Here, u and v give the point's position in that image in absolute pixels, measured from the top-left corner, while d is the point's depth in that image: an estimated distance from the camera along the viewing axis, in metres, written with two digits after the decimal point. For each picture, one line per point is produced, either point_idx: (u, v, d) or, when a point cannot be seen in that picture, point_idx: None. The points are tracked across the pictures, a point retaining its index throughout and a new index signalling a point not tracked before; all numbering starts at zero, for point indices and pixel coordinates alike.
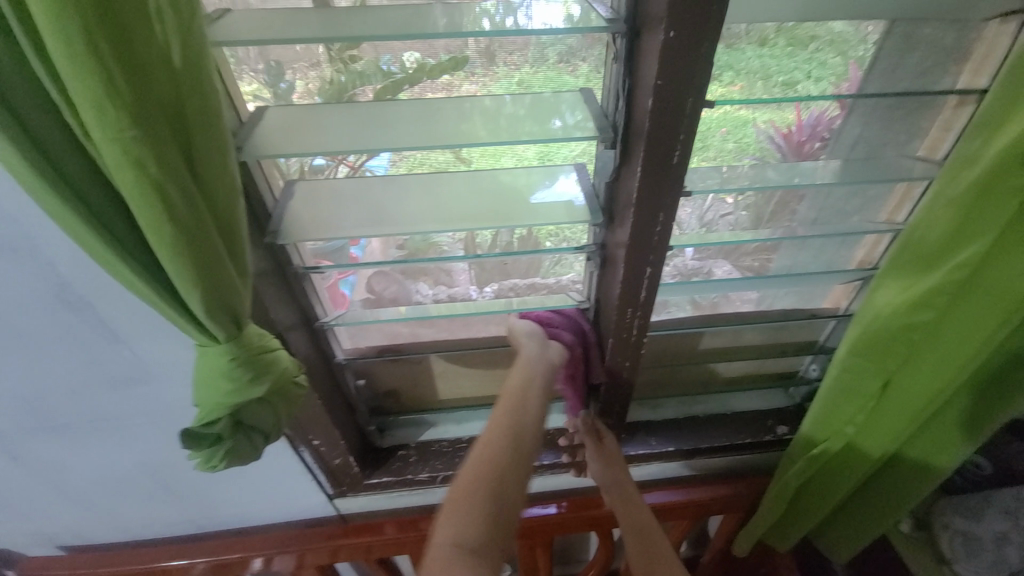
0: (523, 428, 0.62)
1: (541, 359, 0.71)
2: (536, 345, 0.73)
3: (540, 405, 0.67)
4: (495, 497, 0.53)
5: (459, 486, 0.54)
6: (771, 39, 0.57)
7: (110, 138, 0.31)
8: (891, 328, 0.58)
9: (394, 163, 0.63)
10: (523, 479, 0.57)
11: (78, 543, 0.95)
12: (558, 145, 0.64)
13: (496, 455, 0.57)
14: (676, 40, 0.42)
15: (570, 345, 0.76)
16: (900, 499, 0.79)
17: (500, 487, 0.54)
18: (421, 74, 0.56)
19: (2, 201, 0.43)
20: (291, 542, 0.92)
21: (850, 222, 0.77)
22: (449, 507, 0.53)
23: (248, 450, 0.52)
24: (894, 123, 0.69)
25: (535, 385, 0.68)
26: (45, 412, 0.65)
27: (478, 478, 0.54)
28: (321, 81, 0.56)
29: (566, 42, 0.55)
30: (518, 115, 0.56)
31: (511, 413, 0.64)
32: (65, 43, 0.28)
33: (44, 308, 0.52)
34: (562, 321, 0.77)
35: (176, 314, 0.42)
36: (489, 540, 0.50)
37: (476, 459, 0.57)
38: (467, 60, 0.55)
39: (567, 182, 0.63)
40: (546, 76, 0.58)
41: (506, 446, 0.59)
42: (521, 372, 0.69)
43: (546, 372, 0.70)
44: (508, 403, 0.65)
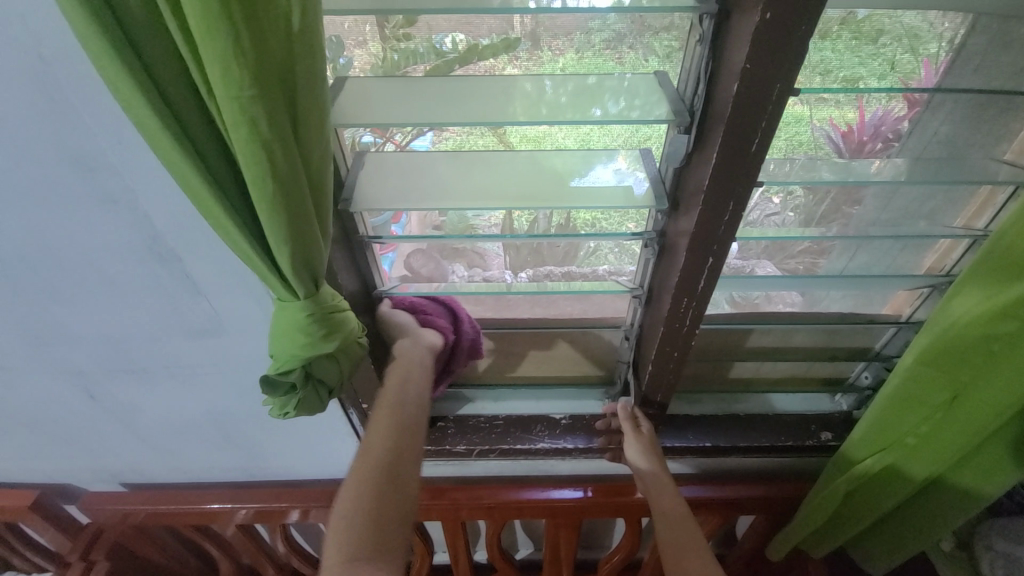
0: (404, 424, 0.68)
1: (420, 349, 0.75)
2: (410, 337, 0.76)
3: (420, 397, 0.72)
4: (385, 496, 0.62)
5: (348, 496, 0.61)
6: (833, 33, 0.55)
7: (231, 96, 0.34)
8: (967, 338, 0.56)
9: (435, 143, 0.66)
10: (410, 470, 0.65)
11: (138, 481, 1.03)
12: (600, 133, 0.65)
13: (379, 460, 0.64)
14: (772, 22, 0.41)
15: (444, 330, 0.78)
16: (948, 517, 0.76)
17: (387, 486, 0.62)
18: (470, 55, 0.58)
19: (113, 154, 0.47)
20: (332, 497, 0.97)
21: (919, 225, 0.73)
22: (341, 517, 0.60)
23: (315, 403, 0.55)
24: (982, 124, 0.65)
25: (415, 376, 0.73)
26: (125, 355, 0.70)
27: (365, 484, 0.62)
28: (371, 59, 0.58)
29: (613, 27, 0.54)
30: (559, 102, 0.55)
31: (392, 412, 0.69)
32: (202, 4, 0.30)
33: (137, 258, 0.56)
34: (435, 308, 0.79)
35: (265, 268, 0.45)
36: (380, 537, 0.59)
37: (363, 467, 0.63)
38: (517, 42, 0.56)
39: (604, 172, 0.63)
40: (592, 62, 0.57)
41: (389, 445, 0.66)
42: (399, 370, 0.73)
43: (425, 359, 0.75)
44: (388, 403, 0.70)
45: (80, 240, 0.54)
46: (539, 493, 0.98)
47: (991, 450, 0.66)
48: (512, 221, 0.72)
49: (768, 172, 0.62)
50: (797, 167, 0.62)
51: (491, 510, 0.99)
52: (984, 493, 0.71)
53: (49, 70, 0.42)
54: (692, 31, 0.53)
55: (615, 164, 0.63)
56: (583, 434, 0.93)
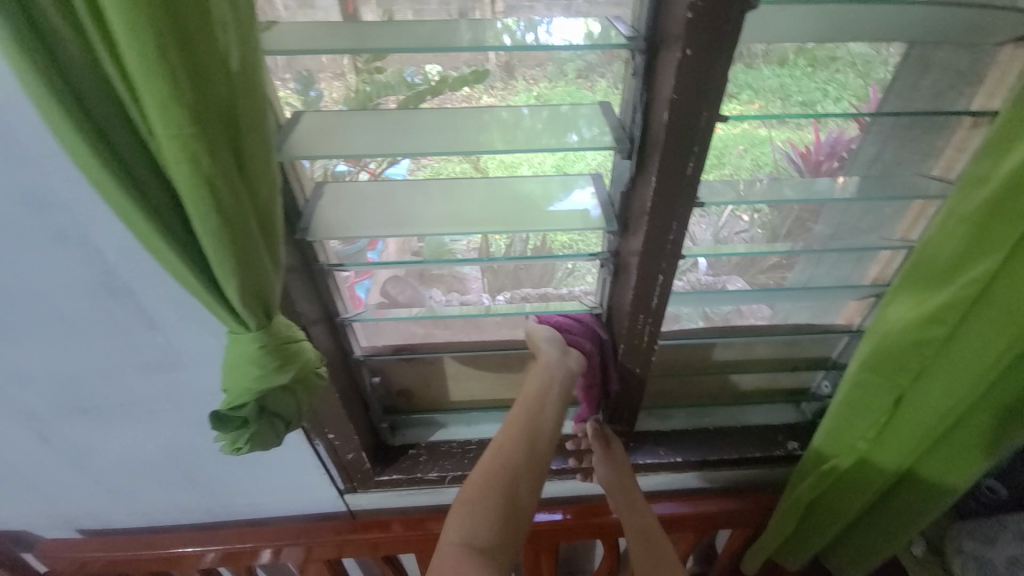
0: (537, 432, 0.68)
1: (563, 367, 0.75)
2: (558, 352, 0.76)
3: (554, 413, 0.72)
4: (509, 496, 0.59)
5: (474, 484, 0.60)
6: (790, 60, 0.59)
7: (171, 134, 0.35)
8: (903, 343, 0.59)
9: (412, 171, 0.68)
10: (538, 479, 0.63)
11: (95, 527, 0.98)
12: (574, 158, 0.68)
13: (509, 458, 0.63)
14: (693, 56, 0.44)
15: (590, 353, 0.79)
16: (912, 520, 0.78)
17: (513, 485, 0.60)
18: (443, 86, 0.60)
19: (64, 191, 0.47)
20: (301, 534, 0.94)
21: (865, 238, 0.77)
22: (463, 500, 0.58)
23: (271, 436, 0.54)
24: (909, 141, 0.70)
25: (553, 391, 0.74)
26: (78, 393, 0.68)
27: (492, 475, 0.61)
28: (346, 91, 0.60)
29: (586, 58, 0.58)
30: (536, 128, 0.58)
31: (527, 419, 0.70)
32: (138, 48, 0.32)
33: (89, 293, 0.56)
34: (581, 329, 0.80)
35: (214, 301, 0.45)
36: (498, 534, 0.55)
37: (492, 460, 0.63)
38: (488, 74, 0.59)
39: (583, 194, 0.66)
40: (566, 90, 0.61)
41: (521, 446, 0.65)
42: (536, 383, 0.74)
43: (564, 380, 0.75)
44: (526, 409, 0.72)
45: (29, 276, 0.54)
46: None
47: (942, 450, 0.69)
48: (489, 244, 0.74)
49: (739, 191, 0.65)
50: (740, 187, 0.65)
51: None
52: (941, 493, 0.73)
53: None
54: (627, 65, 0.56)
55: (591, 188, 0.66)
56: (557, 455, 0.94)
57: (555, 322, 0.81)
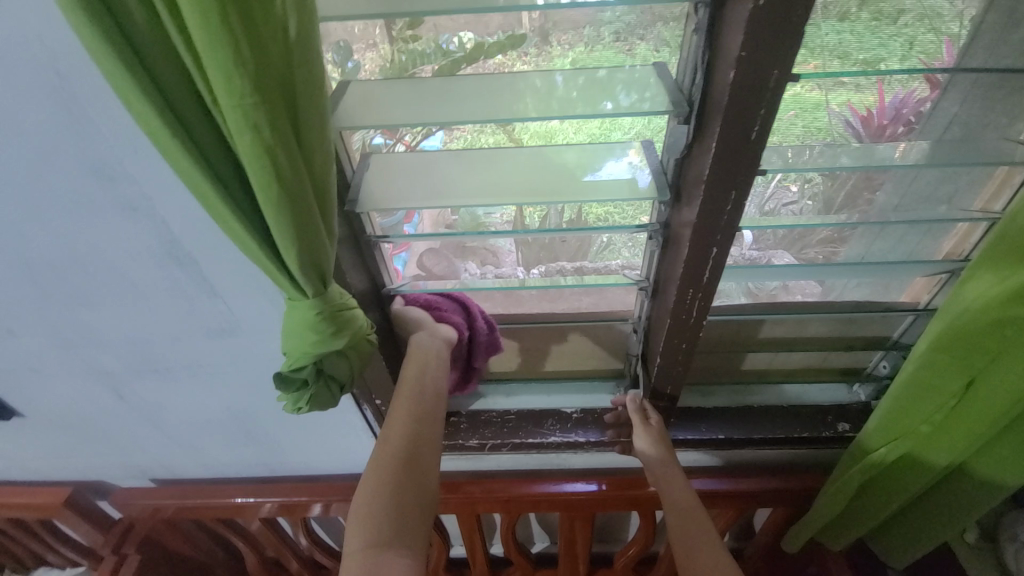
0: (419, 422, 0.69)
1: (435, 342, 0.75)
2: (427, 331, 0.76)
3: (436, 386, 0.73)
4: (402, 495, 0.62)
5: (364, 494, 0.62)
6: (852, 14, 0.54)
7: (235, 105, 0.36)
8: (981, 323, 0.55)
9: (446, 143, 0.67)
10: (427, 468, 0.66)
11: (166, 477, 1.07)
12: (611, 127, 0.64)
13: (397, 454, 0.65)
14: (765, 8, 0.40)
15: (458, 328, 0.78)
16: (970, 509, 0.75)
17: (405, 479, 0.63)
18: (477, 53, 0.58)
19: (132, 165, 0.50)
20: (351, 491, 1.00)
21: (936, 209, 0.71)
22: (359, 507, 0.61)
23: (327, 398, 0.57)
24: (997, 103, 0.63)
25: (429, 371, 0.74)
26: (149, 356, 0.73)
27: (383, 474, 0.63)
28: (381, 61, 0.60)
29: (623, 19, 0.54)
30: (570, 97, 0.56)
31: (408, 410, 0.70)
32: (203, 18, 0.32)
33: (157, 262, 0.59)
34: (450, 306, 0.79)
35: (275, 270, 0.47)
36: (399, 527, 0.60)
37: (381, 460, 0.65)
38: (523, 39, 0.57)
39: (617, 166, 0.63)
40: (602, 55, 0.58)
41: (404, 442, 0.67)
42: (415, 362, 0.74)
43: (439, 352, 0.75)
44: (405, 399, 0.71)
45: (102, 246, 0.57)
46: (552, 487, 0.99)
47: (1014, 439, 0.65)
48: (524, 217, 0.73)
49: (787, 159, 0.61)
50: (789, 155, 0.61)
51: (506, 504, 1.00)
52: (1010, 480, 0.69)
53: (65, 83, 0.44)
54: (689, 21, 0.52)
55: (629, 158, 0.63)
56: (594, 428, 0.94)
57: (424, 299, 0.79)
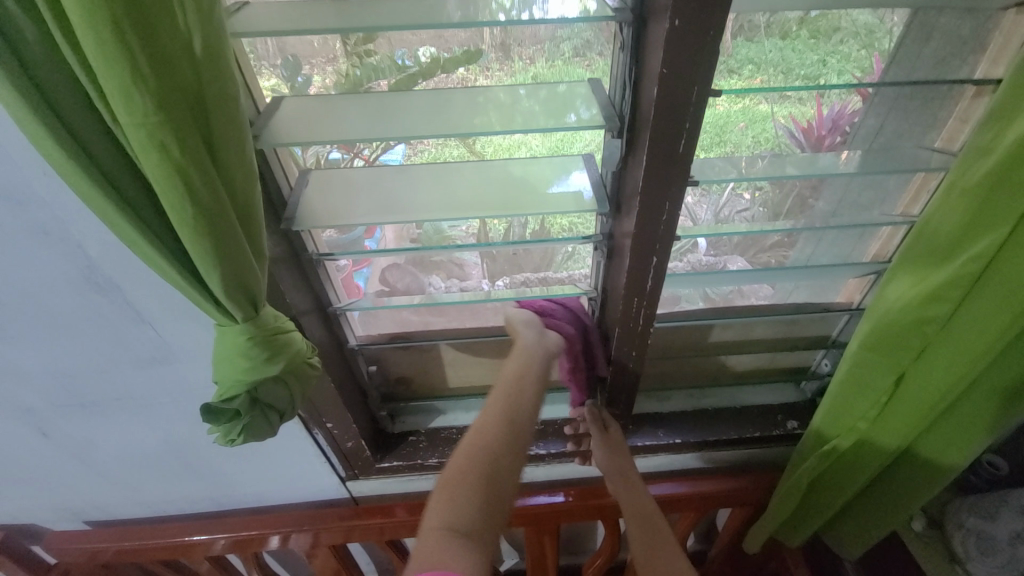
0: (519, 414, 0.62)
1: (542, 345, 0.71)
2: (534, 332, 0.73)
3: (538, 388, 0.66)
4: (490, 493, 0.54)
5: (451, 475, 0.55)
6: (793, 32, 0.57)
7: (137, 124, 0.34)
8: (904, 321, 0.58)
9: (409, 156, 0.66)
10: (518, 472, 0.57)
11: (103, 518, 0.99)
12: (572, 139, 0.66)
13: (490, 443, 0.58)
14: (680, 29, 0.42)
15: (569, 336, 0.77)
16: (912, 496, 0.78)
17: (496, 474, 0.56)
18: (435, 67, 0.58)
19: (42, 187, 0.47)
20: (307, 521, 0.95)
21: (865, 214, 0.75)
22: (441, 489, 0.54)
23: (264, 425, 0.54)
24: (910, 114, 0.68)
25: (534, 367, 0.68)
26: (75, 389, 0.68)
27: (472, 460, 0.56)
28: (338, 76, 0.59)
29: (582, 35, 0.56)
30: (533, 110, 0.56)
31: (506, 402, 0.63)
32: (94, 35, 0.31)
33: (76, 289, 0.55)
34: (561, 312, 0.78)
35: (198, 295, 0.45)
36: (480, 526, 0.52)
37: (472, 446, 0.58)
38: (481, 53, 0.57)
39: (581, 176, 0.64)
40: (560, 69, 0.59)
41: (502, 433, 0.59)
42: (520, 357, 0.69)
43: (546, 356, 0.71)
44: (504, 392, 0.65)
45: (13, 274, 0.53)
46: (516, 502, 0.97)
47: (945, 428, 0.69)
48: (488, 229, 0.72)
49: (741, 169, 0.63)
50: (742, 165, 0.63)
51: None
52: (945, 467, 0.72)
53: None
54: (616, 38, 0.54)
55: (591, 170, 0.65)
56: (556, 440, 0.94)
57: (535, 306, 0.78)
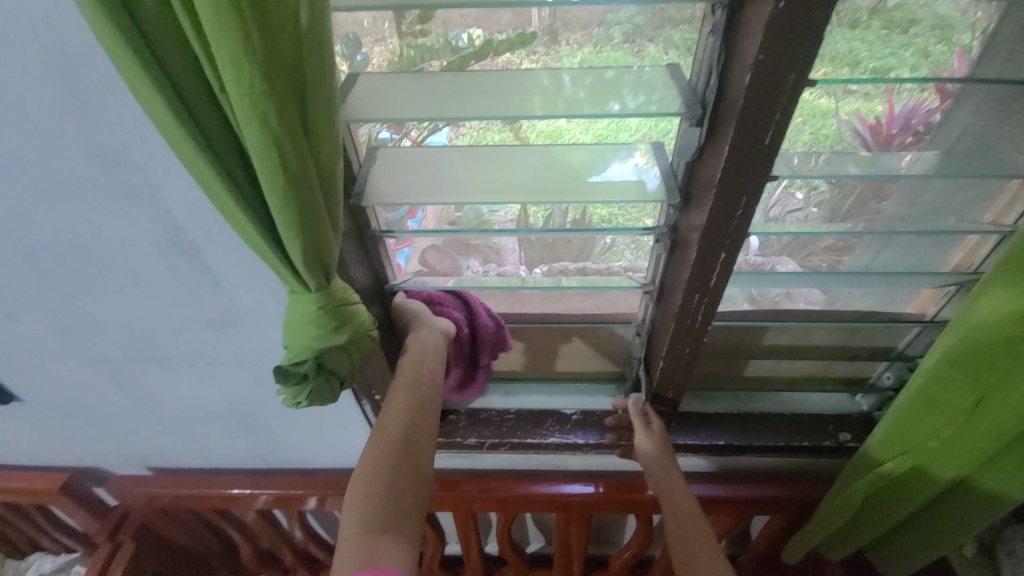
0: (419, 409, 0.70)
1: (436, 334, 0.77)
2: (425, 322, 0.78)
3: (434, 379, 0.74)
4: (397, 486, 0.62)
5: (362, 481, 0.62)
6: (863, 22, 0.53)
7: (242, 93, 0.35)
8: (994, 338, 0.54)
9: (452, 139, 0.66)
10: (426, 459, 0.66)
11: (162, 466, 1.07)
12: (618, 128, 0.64)
13: (393, 442, 0.66)
14: (786, 11, 0.40)
15: (457, 324, 0.80)
16: (971, 523, 0.74)
17: (403, 469, 0.64)
18: (485, 49, 0.57)
19: (136, 151, 0.49)
20: (348, 486, 0.99)
21: (945, 222, 0.70)
22: (354, 495, 0.61)
23: (327, 393, 0.56)
24: (1010, 115, 0.62)
25: (430, 359, 0.74)
26: (150, 344, 0.73)
27: (381, 461, 0.64)
28: (389, 55, 0.59)
29: (633, 20, 0.54)
30: (577, 97, 0.55)
31: (406, 398, 0.70)
32: (214, 4, 0.32)
33: (159, 250, 0.58)
34: (451, 301, 0.81)
35: (278, 262, 0.47)
36: (395, 518, 0.60)
37: (378, 447, 0.65)
38: (533, 36, 0.56)
39: (622, 168, 0.62)
40: (609, 57, 0.57)
41: (403, 429, 0.67)
42: (413, 353, 0.74)
43: (438, 342, 0.77)
44: (403, 388, 0.72)
45: (104, 232, 0.57)
46: (550, 488, 0.98)
47: (1020, 456, 0.64)
48: (527, 215, 0.72)
49: (793, 166, 0.60)
50: (797, 163, 0.60)
51: (504, 503, 1.00)
52: (1014, 496, 0.68)
53: (75, 69, 0.44)
54: (704, 23, 0.51)
55: (635, 159, 0.63)
56: (594, 430, 0.93)
57: (426, 295, 0.81)
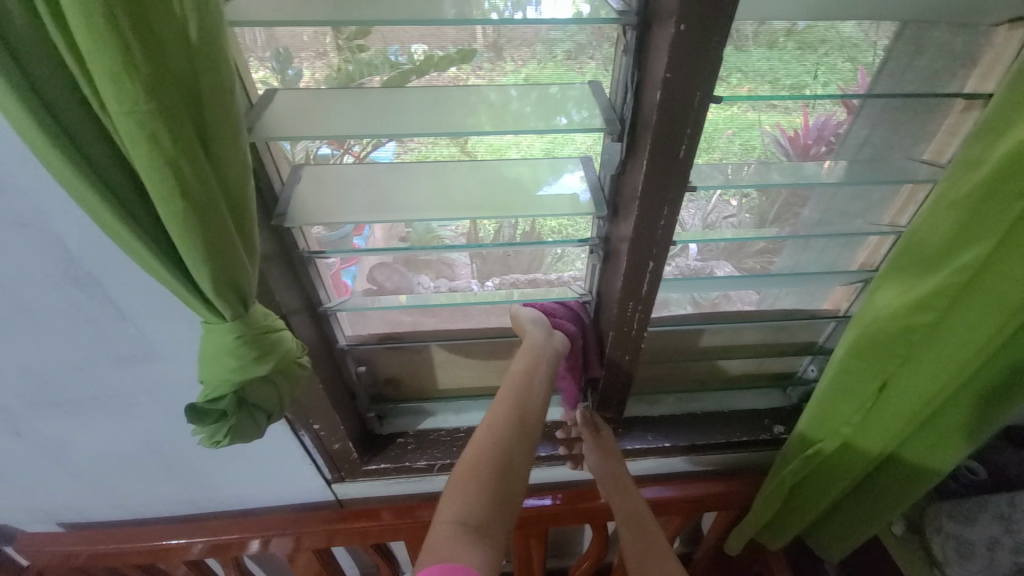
0: (528, 412, 0.65)
1: (551, 346, 0.73)
2: (542, 332, 0.74)
3: (545, 385, 0.69)
4: (500, 487, 0.56)
5: (463, 473, 0.57)
6: (780, 42, 0.57)
7: (126, 112, 0.32)
8: (891, 328, 0.59)
9: (399, 154, 0.64)
10: (526, 470, 0.59)
11: (76, 521, 0.96)
12: (563, 140, 0.65)
13: (501, 439, 0.60)
14: (687, 32, 0.42)
15: (572, 334, 0.77)
16: (893, 502, 0.80)
17: (506, 469, 0.58)
18: (428, 66, 0.57)
19: (19, 176, 0.44)
20: (290, 524, 0.93)
21: (853, 224, 0.77)
22: (453, 487, 0.56)
23: (252, 429, 0.53)
24: (901, 126, 0.69)
25: (543, 365, 0.70)
26: (51, 386, 0.65)
27: (484, 457, 0.58)
28: (328, 70, 0.56)
29: (575, 38, 0.55)
30: (524, 111, 0.56)
31: (516, 397, 0.66)
32: (85, 17, 0.29)
33: (52, 283, 0.53)
34: (564, 312, 0.79)
35: (186, 292, 0.43)
36: (492, 521, 0.53)
37: (484, 441, 0.60)
38: (475, 53, 0.56)
39: (572, 179, 0.64)
40: (553, 72, 0.58)
41: (512, 430, 0.62)
42: (528, 354, 0.71)
43: (551, 354, 0.72)
44: (513, 381, 0.68)
45: None
46: None
47: (926, 435, 0.70)
48: (477, 229, 0.71)
49: (727, 176, 0.64)
50: (728, 172, 0.64)
51: None
52: (926, 474, 0.74)
53: None
54: (619, 43, 0.54)
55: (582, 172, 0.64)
56: (546, 442, 0.93)
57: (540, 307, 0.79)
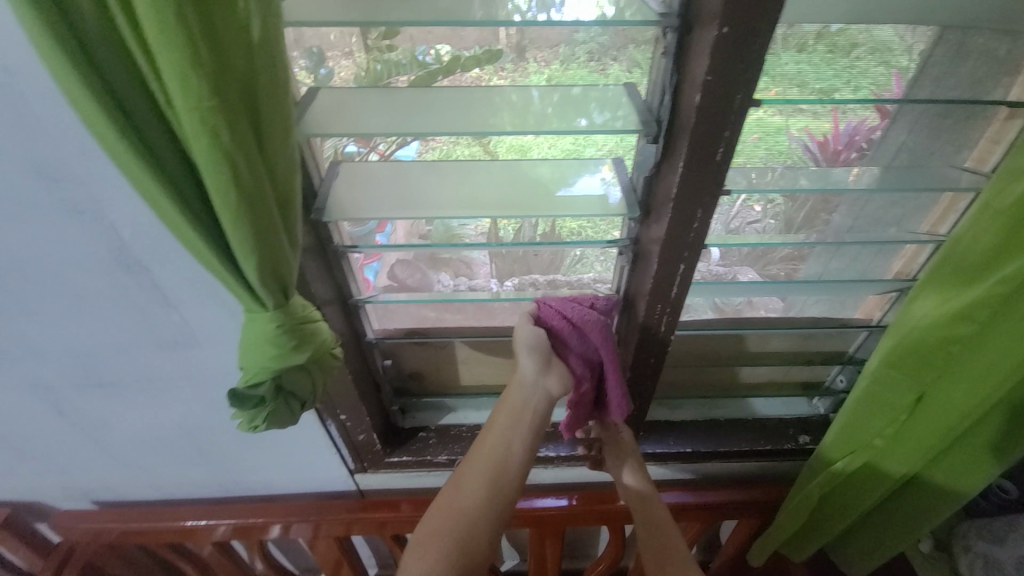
0: (504, 470, 0.62)
1: (540, 386, 0.67)
2: (535, 368, 0.67)
3: (529, 438, 0.65)
4: (464, 553, 0.56)
5: (431, 530, 0.57)
6: (810, 46, 0.56)
7: (190, 107, 0.34)
8: (929, 340, 0.58)
9: (422, 152, 0.66)
10: (495, 534, 0.58)
11: (110, 499, 0.99)
12: (586, 142, 0.65)
13: (471, 501, 0.59)
14: (729, 36, 0.42)
15: (576, 374, 0.68)
16: (923, 519, 0.78)
17: (473, 535, 0.57)
18: (455, 65, 0.58)
19: (78, 166, 0.47)
20: (312, 512, 0.95)
21: (887, 232, 0.75)
22: (418, 541, 0.57)
23: (287, 416, 0.55)
24: (941, 132, 0.67)
25: (529, 412, 0.66)
26: (95, 369, 0.68)
27: (451, 520, 0.58)
28: (356, 69, 0.58)
29: (599, 39, 0.55)
30: (544, 113, 0.56)
31: (491, 450, 0.63)
32: (159, 18, 0.31)
33: (103, 269, 0.55)
34: (577, 341, 0.68)
35: (232, 280, 0.45)
36: None
37: (455, 499, 0.60)
38: (501, 53, 0.57)
39: (590, 180, 0.64)
40: (576, 73, 0.58)
41: (484, 490, 0.60)
42: (514, 399, 0.67)
43: (541, 402, 0.67)
44: (495, 429, 0.65)
45: (44, 251, 0.54)
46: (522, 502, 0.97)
47: (961, 451, 0.68)
48: (498, 228, 0.72)
49: (750, 180, 0.64)
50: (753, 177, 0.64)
51: None
52: (959, 491, 0.72)
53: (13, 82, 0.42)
54: (659, 43, 0.53)
55: (602, 173, 0.64)
56: (566, 442, 0.95)
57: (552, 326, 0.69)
